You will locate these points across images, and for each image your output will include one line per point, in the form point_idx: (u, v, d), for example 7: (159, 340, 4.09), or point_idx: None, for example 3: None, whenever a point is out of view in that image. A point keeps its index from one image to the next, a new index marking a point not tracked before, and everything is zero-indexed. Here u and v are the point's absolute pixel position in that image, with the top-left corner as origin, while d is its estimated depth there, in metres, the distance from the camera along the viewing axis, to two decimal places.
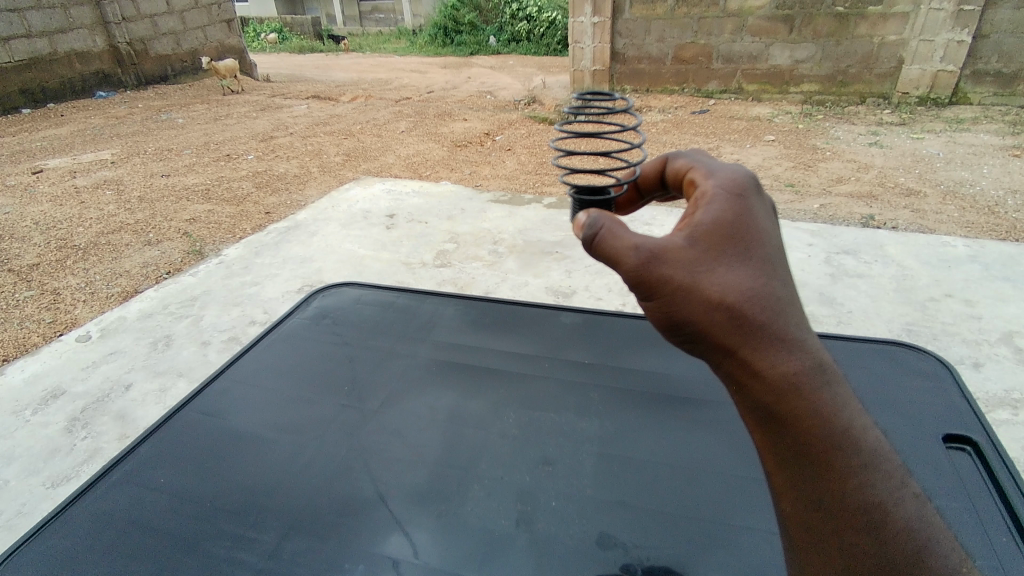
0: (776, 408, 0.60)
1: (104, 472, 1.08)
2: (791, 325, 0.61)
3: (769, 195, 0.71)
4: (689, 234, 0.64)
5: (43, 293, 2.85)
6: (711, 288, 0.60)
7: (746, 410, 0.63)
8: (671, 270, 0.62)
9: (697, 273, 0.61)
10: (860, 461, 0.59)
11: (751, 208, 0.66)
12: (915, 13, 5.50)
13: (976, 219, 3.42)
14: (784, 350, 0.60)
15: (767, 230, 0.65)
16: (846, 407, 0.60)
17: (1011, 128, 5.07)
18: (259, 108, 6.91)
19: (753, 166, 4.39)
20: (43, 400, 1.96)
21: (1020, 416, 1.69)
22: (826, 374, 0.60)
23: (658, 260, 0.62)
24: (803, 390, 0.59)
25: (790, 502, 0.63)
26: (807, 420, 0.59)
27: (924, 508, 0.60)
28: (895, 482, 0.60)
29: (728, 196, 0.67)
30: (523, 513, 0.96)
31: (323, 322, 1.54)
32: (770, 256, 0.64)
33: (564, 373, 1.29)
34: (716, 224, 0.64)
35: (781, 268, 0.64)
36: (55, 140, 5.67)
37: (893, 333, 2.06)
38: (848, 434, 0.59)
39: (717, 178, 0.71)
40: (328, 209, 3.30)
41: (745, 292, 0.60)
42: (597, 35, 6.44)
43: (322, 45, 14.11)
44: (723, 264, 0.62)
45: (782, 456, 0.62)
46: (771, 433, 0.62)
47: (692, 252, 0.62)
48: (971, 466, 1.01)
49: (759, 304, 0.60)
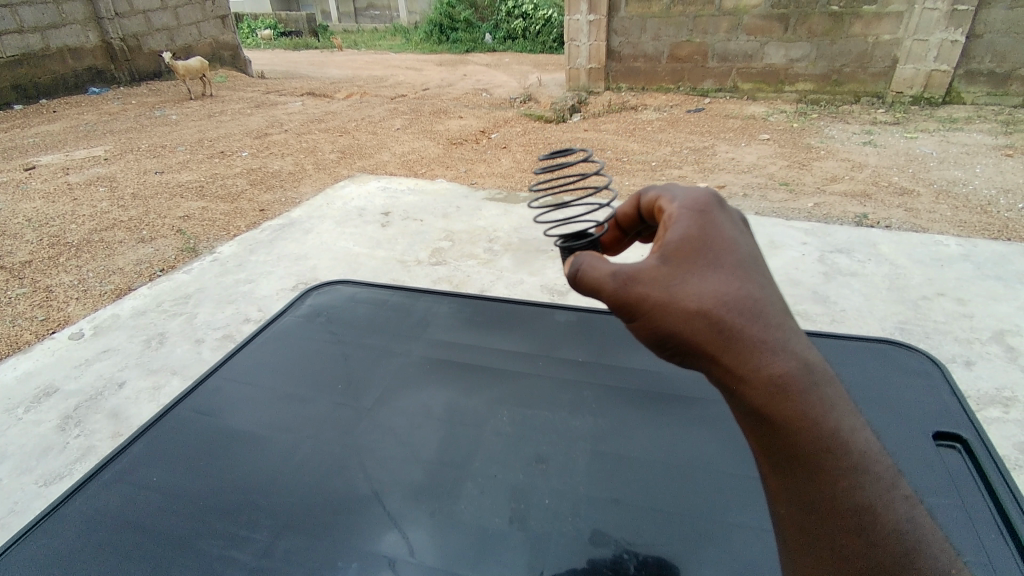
0: (766, 411, 0.59)
1: (96, 471, 1.08)
2: (772, 327, 0.60)
3: (734, 208, 0.72)
4: (660, 252, 0.65)
5: (36, 290, 2.84)
6: (688, 298, 0.61)
7: (742, 417, 0.63)
8: (646, 290, 0.63)
9: (671, 287, 0.62)
10: (848, 463, 0.59)
11: (716, 220, 0.67)
12: (909, 13, 5.53)
13: (969, 218, 3.45)
14: (768, 353, 0.59)
15: (735, 238, 0.66)
16: (836, 409, 0.60)
17: (1004, 128, 5.11)
18: (253, 105, 6.87)
19: (748, 165, 4.40)
20: (36, 398, 1.95)
21: (1011, 414, 1.71)
22: (815, 375, 0.60)
23: (632, 283, 0.64)
24: (791, 392, 0.58)
25: (785, 505, 0.64)
26: (797, 424, 0.59)
27: (914, 509, 0.60)
28: (883, 483, 0.60)
29: (692, 213, 0.68)
30: (516, 512, 0.97)
31: (317, 319, 1.53)
32: (743, 261, 0.63)
33: (558, 371, 1.30)
34: (684, 240, 0.65)
35: (757, 271, 0.64)
36: (47, 136, 5.63)
37: (885, 331, 2.08)
38: (836, 436, 0.59)
39: (680, 200, 0.72)
40: (322, 207, 3.28)
41: (720, 297, 0.60)
42: (593, 33, 6.45)
43: (317, 42, 14.04)
44: (696, 273, 0.62)
45: (775, 460, 0.62)
46: (765, 438, 0.62)
47: (664, 269, 0.63)
48: (961, 464, 1.02)
49: (735, 308, 0.60)
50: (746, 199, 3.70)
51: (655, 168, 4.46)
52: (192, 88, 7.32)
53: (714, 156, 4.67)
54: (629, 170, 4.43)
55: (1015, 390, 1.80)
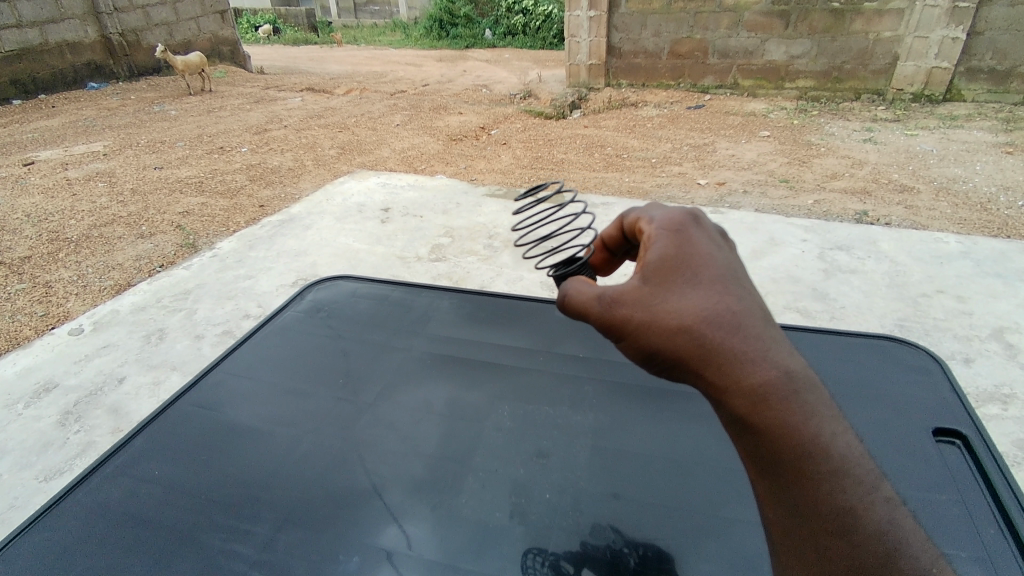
0: (750, 418, 0.60)
1: (99, 464, 1.08)
2: (752, 339, 0.61)
3: (712, 223, 0.74)
4: (640, 273, 0.67)
5: (35, 286, 2.84)
6: (669, 315, 0.62)
7: (728, 427, 0.64)
8: (630, 311, 0.65)
9: (653, 306, 0.64)
10: (830, 467, 0.60)
11: (692, 238, 0.69)
12: (909, 10, 5.52)
13: (969, 216, 3.44)
14: (748, 363, 0.60)
15: (712, 252, 0.67)
16: (816, 415, 0.60)
17: (1004, 126, 5.10)
18: (253, 101, 6.85)
19: (748, 163, 4.40)
20: (36, 393, 1.95)
21: (1010, 411, 1.72)
22: (795, 383, 0.61)
23: (617, 304, 0.66)
24: (773, 401, 0.59)
25: (772, 507, 0.65)
26: (779, 431, 0.60)
27: (895, 511, 0.61)
28: (867, 486, 0.61)
29: (669, 234, 0.70)
30: (516, 506, 0.97)
31: (317, 314, 1.53)
32: (721, 275, 0.65)
33: (559, 367, 1.30)
34: (663, 259, 0.67)
35: (736, 284, 0.65)
36: (46, 131, 5.62)
37: (885, 328, 2.09)
38: (818, 441, 0.60)
39: (658, 221, 0.74)
40: (322, 203, 3.28)
41: (701, 313, 0.61)
42: (593, 29, 6.43)
43: (317, 37, 14.01)
44: (676, 291, 0.64)
45: (762, 466, 0.63)
46: (751, 445, 0.63)
47: (645, 288, 0.65)
48: (960, 459, 1.02)
49: (715, 322, 0.61)
50: (746, 196, 3.70)
51: (655, 164, 4.46)
52: (191, 83, 7.30)
53: (714, 154, 4.67)
54: (629, 167, 4.42)
55: (1014, 388, 1.80)
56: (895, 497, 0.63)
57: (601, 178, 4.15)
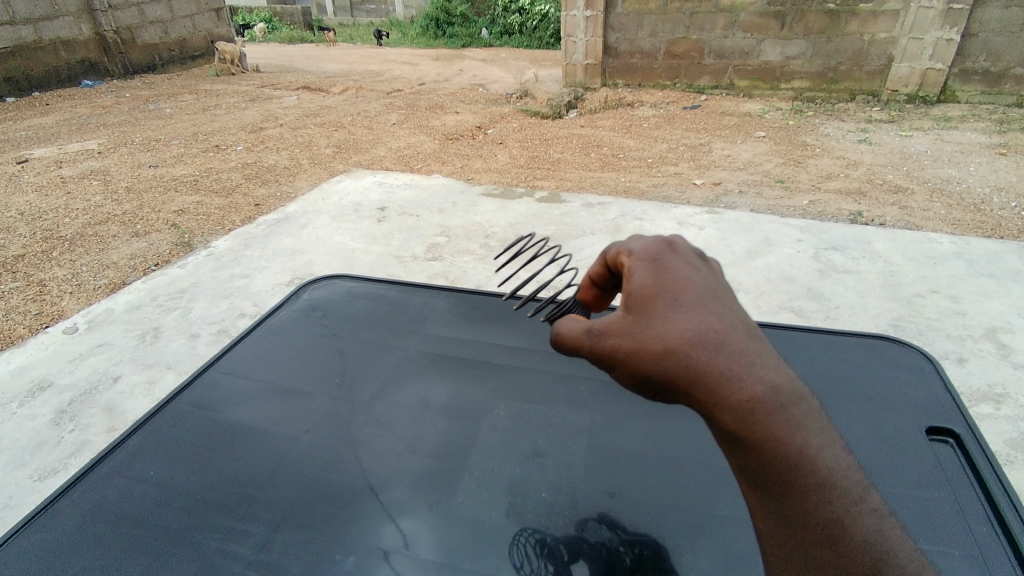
0: (739, 433, 0.62)
1: (94, 464, 1.07)
2: (736, 355, 0.63)
3: (686, 247, 0.76)
4: (624, 302, 0.70)
5: (29, 284, 2.82)
6: (655, 340, 0.65)
7: (721, 442, 0.65)
8: (617, 341, 0.68)
9: (638, 334, 0.67)
10: (816, 479, 0.61)
11: (669, 265, 0.72)
12: (904, 12, 5.54)
13: (962, 216, 3.47)
14: (733, 380, 0.62)
15: (690, 277, 0.70)
16: (802, 428, 0.61)
17: (998, 127, 5.14)
18: (248, 99, 6.82)
19: (744, 163, 4.41)
20: (30, 392, 1.95)
21: (1002, 410, 1.73)
22: (780, 397, 0.62)
23: (605, 336, 0.69)
24: (760, 415, 0.61)
25: (763, 518, 0.66)
26: (767, 445, 0.61)
27: (882, 521, 0.61)
28: (854, 496, 0.61)
29: (646, 262, 0.73)
30: (512, 505, 0.97)
31: (313, 313, 1.52)
32: (699, 298, 0.68)
33: (553, 367, 1.30)
34: (642, 290, 0.70)
35: (717, 305, 0.67)
36: (40, 129, 5.58)
37: (880, 328, 2.10)
38: (805, 453, 0.61)
39: (637, 251, 0.76)
40: (318, 201, 3.27)
41: (685, 335, 0.64)
42: (589, 29, 6.47)
43: (313, 36, 14.01)
44: (660, 317, 0.66)
45: (752, 480, 0.65)
46: (741, 459, 0.64)
47: (628, 319, 0.68)
48: (952, 457, 1.03)
49: (699, 343, 0.63)
50: (742, 197, 3.71)
51: (652, 164, 4.47)
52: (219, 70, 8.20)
53: (709, 154, 4.67)
54: (626, 167, 4.43)
55: (1006, 387, 1.82)
56: (882, 503, 0.63)
57: (597, 178, 4.16)
